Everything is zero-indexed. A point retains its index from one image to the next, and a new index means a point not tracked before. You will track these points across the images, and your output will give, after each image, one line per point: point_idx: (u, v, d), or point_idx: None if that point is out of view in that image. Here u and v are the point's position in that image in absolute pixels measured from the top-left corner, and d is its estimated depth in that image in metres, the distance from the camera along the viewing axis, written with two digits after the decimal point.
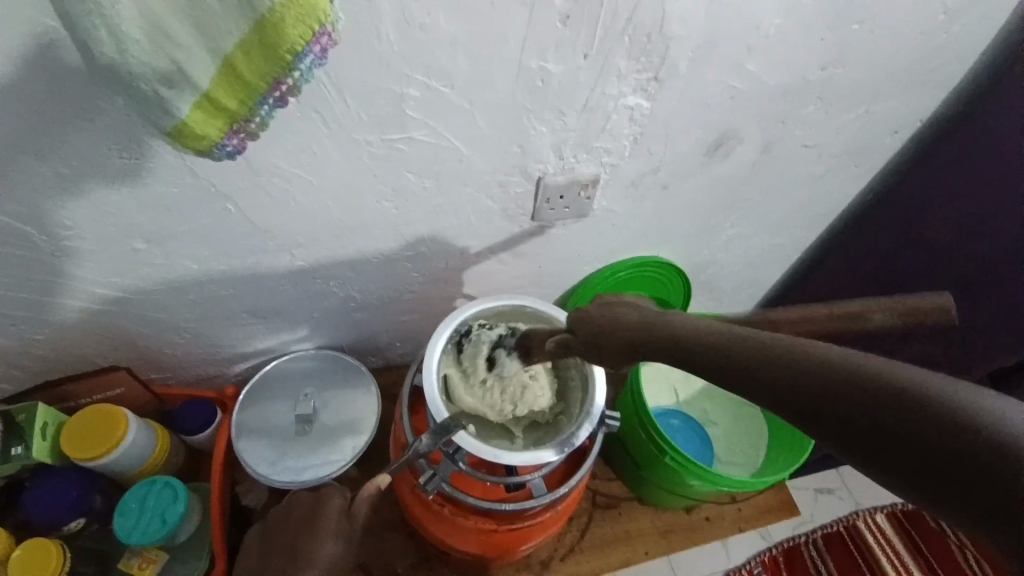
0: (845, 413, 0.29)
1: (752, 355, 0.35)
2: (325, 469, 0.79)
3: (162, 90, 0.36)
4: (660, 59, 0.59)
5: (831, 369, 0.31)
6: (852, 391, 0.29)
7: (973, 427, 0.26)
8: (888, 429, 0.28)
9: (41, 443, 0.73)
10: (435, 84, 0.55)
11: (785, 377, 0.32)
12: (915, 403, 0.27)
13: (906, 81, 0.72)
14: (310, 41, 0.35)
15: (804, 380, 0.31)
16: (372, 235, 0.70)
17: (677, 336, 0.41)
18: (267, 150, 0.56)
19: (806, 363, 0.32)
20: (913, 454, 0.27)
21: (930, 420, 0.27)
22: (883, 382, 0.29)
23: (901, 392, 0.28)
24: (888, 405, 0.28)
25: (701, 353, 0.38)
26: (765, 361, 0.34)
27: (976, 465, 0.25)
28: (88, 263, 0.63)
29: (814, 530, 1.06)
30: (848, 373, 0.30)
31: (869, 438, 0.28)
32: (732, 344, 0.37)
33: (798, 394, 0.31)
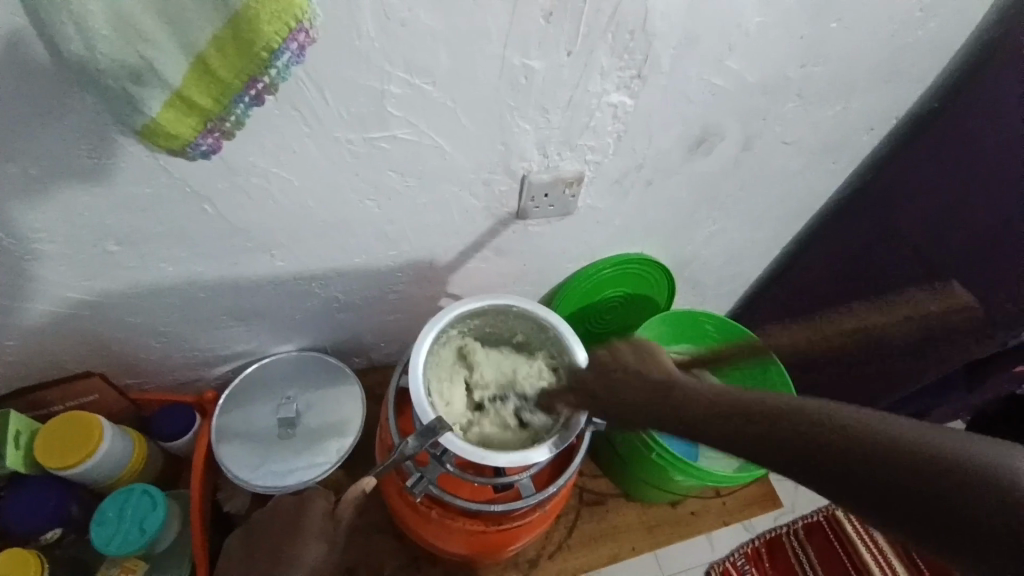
0: (902, 488, 0.37)
1: (820, 436, 0.41)
2: (310, 473, 0.78)
3: (130, 87, 0.35)
4: (643, 56, 0.59)
5: (919, 446, 0.38)
6: (937, 466, 0.37)
7: (989, 473, 0.36)
8: (894, 482, 0.38)
9: (16, 452, 0.70)
10: (417, 81, 0.54)
11: (866, 457, 0.39)
12: (959, 472, 0.37)
13: (885, 78, 0.73)
14: (287, 38, 0.34)
15: (867, 455, 0.39)
16: (353, 235, 0.69)
17: (759, 407, 0.44)
18: (246, 148, 0.55)
19: (887, 438, 0.39)
20: (935, 516, 0.36)
21: (962, 482, 0.36)
22: (895, 442, 0.39)
23: (956, 453, 0.37)
24: (940, 472, 0.37)
25: (789, 429, 0.42)
26: (852, 438, 0.40)
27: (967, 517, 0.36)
28: (59, 265, 0.61)
29: (794, 521, 1.09)
30: (922, 446, 0.38)
31: (873, 500, 0.38)
32: (820, 417, 0.42)
33: (881, 471, 0.38)
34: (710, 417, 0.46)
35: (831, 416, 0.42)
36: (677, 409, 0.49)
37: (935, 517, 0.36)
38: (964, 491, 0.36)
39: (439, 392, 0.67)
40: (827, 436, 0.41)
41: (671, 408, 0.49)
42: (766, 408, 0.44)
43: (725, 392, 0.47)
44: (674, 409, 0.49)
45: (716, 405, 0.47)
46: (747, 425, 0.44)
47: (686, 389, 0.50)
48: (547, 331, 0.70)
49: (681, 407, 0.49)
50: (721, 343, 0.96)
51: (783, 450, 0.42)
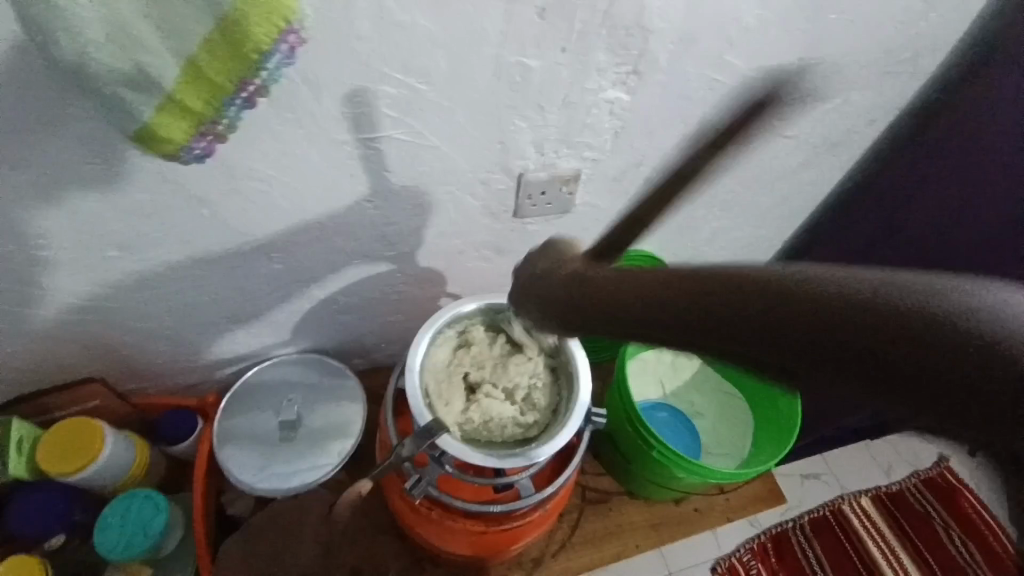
0: (844, 346, 0.28)
1: (787, 294, 0.31)
2: (311, 475, 0.78)
3: (122, 91, 0.35)
4: (639, 52, 0.59)
5: (912, 303, 0.27)
6: (880, 319, 0.27)
7: (961, 318, 0.25)
8: (878, 354, 0.27)
9: (18, 459, 0.70)
10: (412, 81, 0.54)
11: (828, 320, 0.29)
12: (948, 319, 0.25)
13: (884, 71, 0.73)
14: (277, 40, 0.34)
15: (816, 314, 0.29)
16: (352, 236, 0.69)
17: (707, 283, 0.36)
18: (242, 151, 0.55)
19: (827, 296, 0.29)
20: (927, 374, 0.25)
21: (975, 344, 0.24)
22: (847, 304, 0.29)
23: (913, 302, 0.27)
24: (880, 328, 0.27)
25: (736, 293, 0.34)
26: (810, 299, 0.30)
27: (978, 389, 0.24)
28: (59, 273, 0.61)
29: (801, 515, 1.08)
30: (907, 291, 0.28)
31: (839, 374, 0.28)
32: (760, 289, 0.33)
33: (851, 339, 0.28)
34: (655, 300, 0.39)
35: (802, 277, 0.32)
36: (615, 303, 0.42)
37: (922, 376, 0.26)
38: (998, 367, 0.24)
39: (437, 395, 0.66)
40: (774, 298, 0.32)
41: (618, 300, 0.42)
42: (714, 279, 0.36)
43: (656, 284, 0.40)
44: (615, 301, 0.42)
45: (665, 292, 0.38)
46: (688, 306, 0.36)
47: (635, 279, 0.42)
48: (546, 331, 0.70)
49: (630, 314, 0.41)
50: None
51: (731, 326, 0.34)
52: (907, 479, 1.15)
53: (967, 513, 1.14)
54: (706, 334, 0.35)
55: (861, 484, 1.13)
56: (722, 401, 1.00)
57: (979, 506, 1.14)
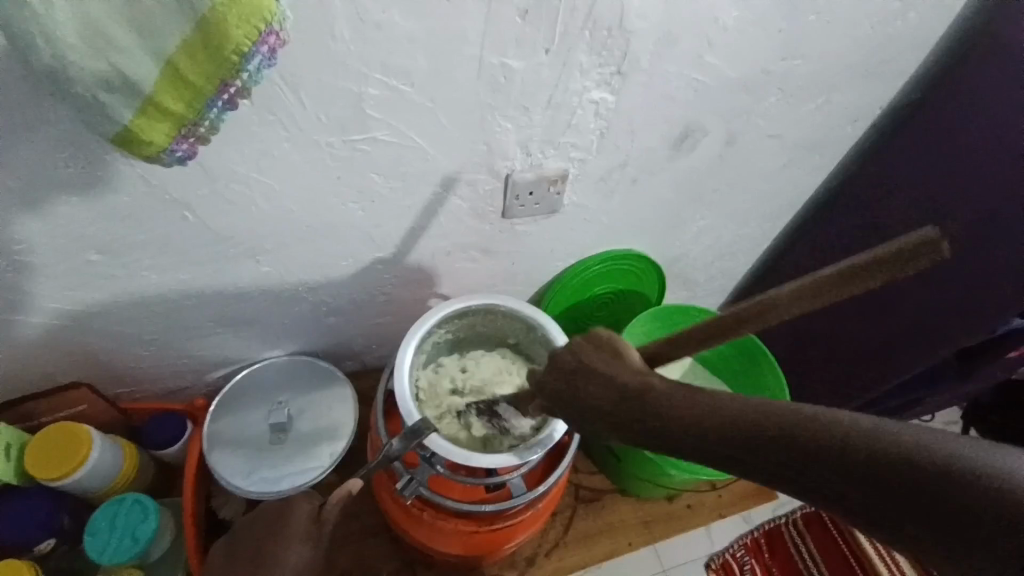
0: (902, 495, 0.32)
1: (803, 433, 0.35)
2: (303, 478, 0.78)
3: (103, 96, 0.35)
4: (621, 53, 0.59)
5: (924, 452, 0.33)
6: (942, 477, 0.32)
7: (980, 479, 0.32)
8: (905, 497, 0.32)
9: (6, 464, 0.70)
10: (395, 83, 0.54)
11: (826, 453, 0.34)
12: (919, 468, 0.32)
13: (865, 70, 0.73)
14: (256, 40, 0.34)
15: (868, 461, 0.33)
16: (339, 239, 0.69)
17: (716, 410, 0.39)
18: (226, 152, 0.55)
19: (859, 444, 0.34)
20: (939, 506, 0.32)
21: (957, 483, 0.32)
22: (836, 434, 0.35)
23: (927, 456, 0.32)
24: (911, 472, 0.32)
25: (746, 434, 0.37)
26: (878, 447, 0.33)
27: (975, 523, 0.31)
28: (44, 277, 0.61)
29: (793, 511, 1.07)
30: (918, 448, 0.33)
31: (893, 516, 0.32)
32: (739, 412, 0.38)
33: (890, 481, 0.33)
34: (681, 418, 0.40)
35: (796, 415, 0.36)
36: (679, 408, 0.40)
37: (966, 519, 0.31)
38: (984, 514, 0.31)
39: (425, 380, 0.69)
40: (832, 437, 0.35)
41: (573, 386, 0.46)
42: (745, 409, 0.38)
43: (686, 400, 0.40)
44: (666, 424, 0.40)
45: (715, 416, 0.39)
46: (729, 430, 0.38)
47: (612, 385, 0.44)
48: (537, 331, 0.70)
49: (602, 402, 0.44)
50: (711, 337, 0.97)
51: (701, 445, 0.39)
52: None
53: None
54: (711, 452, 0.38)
55: None
56: None
57: None
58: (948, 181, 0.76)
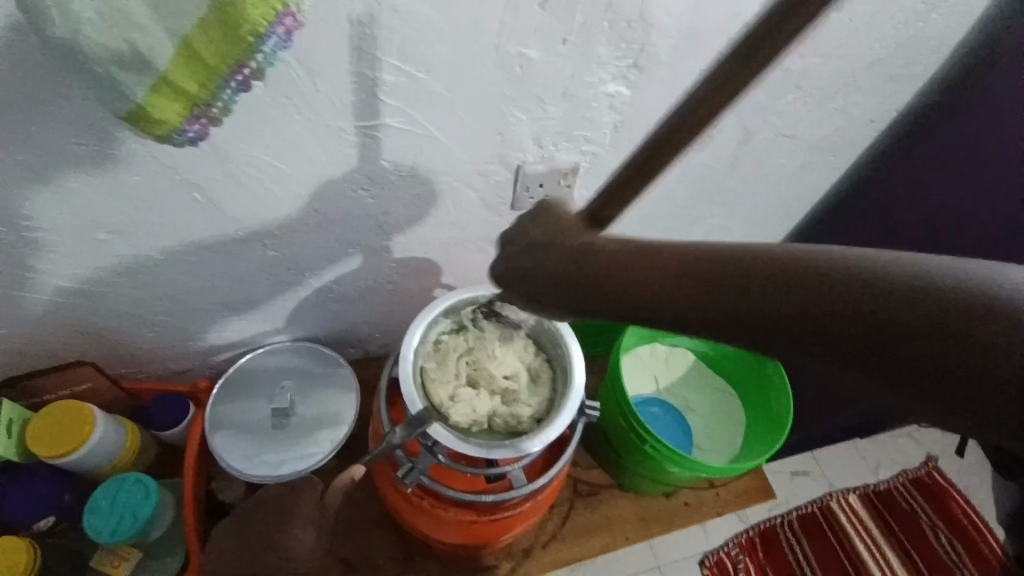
0: (904, 335, 0.31)
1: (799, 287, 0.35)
2: (304, 463, 0.78)
3: (115, 71, 0.34)
4: (640, 46, 0.58)
5: (938, 296, 0.31)
6: (928, 314, 0.31)
7: (988, 306, 0.30)
8: (927, 348, 0.31)
9: (7, 440, 0.70)
10: (411, 70, 0.53)
11: (834, 307, 0.33)
12: (940, 313, 0.31)
13: (884, 71, 0.72)
14: (273, 23, 0.34)
15: (841, 298, 0.33)
16: (347, 225, 0.69)
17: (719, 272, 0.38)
18: (238, 135, 0.54)
19: (865, 291, 0.33)
20: (929, 357, 0.31)
21: (980, 324, 0.30)
22: (839, 276, 0.34)
23: (934, 297, 0.31)
24: (921, 325, 0.31)
25: (752, 299, 0.36)
26: (852, 284, 0.33)
27: (977, 375, 0.30)
28: (51, 255, 0.61)
29: (789, 512, 1.09)
30: (929, 288, 0.32)
31: (892, 369, 0.32)
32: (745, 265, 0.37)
33: (901, 326, 0.32)
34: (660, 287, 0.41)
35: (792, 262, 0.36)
36: (657, 284, 0.41)
37: (964, 362, 0.30)
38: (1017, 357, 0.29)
39: (434, 364, 0.68)
40: (815, 282, 0.34)
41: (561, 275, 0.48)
42: (749, 264, 0.37)
43: (693, 259, 0.40)
44: (659, 301, 0.40)
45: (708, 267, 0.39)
46: (728, 306, 0.37)
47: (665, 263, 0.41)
48: (543, 324, 0.70)
49: (642, 277, 0.42)
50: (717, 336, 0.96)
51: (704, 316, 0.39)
52: (895, 479, 1.16)
53: (953, 512, 1.14)
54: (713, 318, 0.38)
55: (850, 481, 1.14)
56: (715, 396, 1.01)
57: (965, 506, 1.15)
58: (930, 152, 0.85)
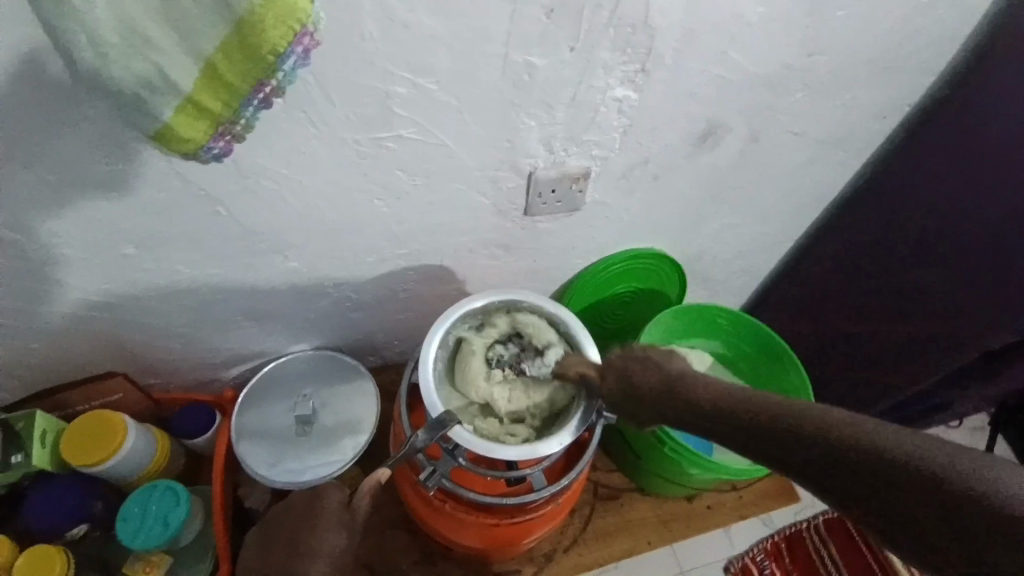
0: (919, 477, 0.45)
1: (821, 419, 0.49)
2: (327, 469, 0.80)
3: (144, 95, 0.37)
4: (645, 50, 0.59)
5: (889, 457, 0.46)
6: (999, 509, 0.43)
7: (993, 501, 0.43)
8: (882, 487, 0.46)
9: (42, 450, 0.73)
10: (422, 81, 0.55)
11: (820, 448, 0.48)
12: (876, 476, 0.46)
13: (893, 66, 0.72)
14: (292, 42, 0.35)
15: (858, 465, 0.47)
16: (364, 235, 0.70)
17: (780, 430, 0.50)
18: (258, 148, 0.56)
19: (846, 434, 0.48)
20: (874, 499, 0.46)
21: (975, 504, 0.43)
22: (841, 438, 0.48)
23: (892, 458, 0.46)
24: (869, 461, 0.46)
25: (796, 437, 0.50)
26: (846, 445, 0.47)
27: (941, 515, 0.44)
28: (81, 269, 0.63)
29: (816, 515, 1.06)
30: (909, 461, 0.45)
31: (886, 490, 0.45)
32: (822, 420, 0.49)
33: (890, 478, 0.45)
34: (775, 420, 0.51)
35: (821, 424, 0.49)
36: (707, 403, 0.55)
37: (954, 524, 0.43)
38: (989, 526, 0.42)
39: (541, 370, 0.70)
40: (785, 426, 0.50)
41: (689, 407, 0.56)
42: (802, 420, 0.50)
43: (784, 427, 0.50)
44: (687, 404, 0.56)
45: (847, 453, 0.47)
46: (789, 437, 0.50)
47: (709, 390, 0.56)
48: (558, 327, 0.71)
49: (721, 420, 0.54)
50: (735, 338, 0.96)
51: (731, 435, 0.53)
52: None
53: None
54: (794, 467, 0.50)
55: None
56: None
57: None
58: (968, 173, 0.76)
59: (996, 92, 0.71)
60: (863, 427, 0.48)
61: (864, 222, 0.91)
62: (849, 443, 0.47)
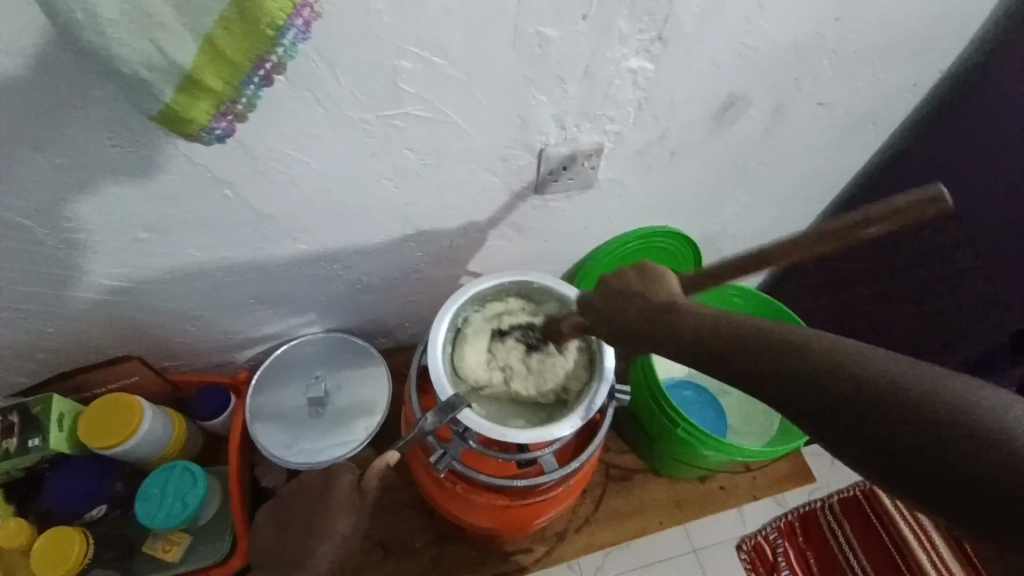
0: (918, 439, 0.32)
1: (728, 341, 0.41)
2: (341, 451, 0.80)
3: (147, 76, 0.35)
4: (663, 19, 0.57)
5: (929, 400, 0.33)
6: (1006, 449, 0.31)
7: (995, 433, 0.31)
8: (916, 442, 0.32)
9: (59, 433, 0.73)
10: (430, 56, 0.53)
11: (848, 393, 0.35)
12: (894, 412, 0.33)
13: (922, 33, 0.69)
14: (291, 15, 0.34)
15: (895, 411, 0.33)
16: (373, 217, 0.69)
17: (752, 346, 0.40)
18: (264, 129, 0.55)
19: (816, 360, 0.36)
20: (865, 445, 0.34)
21: (992, 447, 0.31)
22: (864, 379, 0.35)
23: (946, 409, 0.32)
24: (886, 412, 0.33)
25: (775, 364, 0.38)
26: (898, 398, 0.33)
27: (938, 457, 0.32)
28: (94, 255, 0.63)
29: (830, 495, 1.05)
30: (883, 382, 0.34)
31: (865, 438, 0.34)
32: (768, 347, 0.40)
33: (883, 417, 0.33)
34: (778, 372, 0.38)
35: (865, 360, 0.35)
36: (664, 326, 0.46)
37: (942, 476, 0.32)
38: (969, 465, 0.31)
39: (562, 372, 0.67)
40: (763, 363, 0.39)
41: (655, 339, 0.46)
42: (833, 358, 0.36)
43: (768, 342, 0.39)
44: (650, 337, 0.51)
45: (763, 379, 0.38)
46: (776, 382, 0.38)
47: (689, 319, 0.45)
48: (569, 308, 0.70)
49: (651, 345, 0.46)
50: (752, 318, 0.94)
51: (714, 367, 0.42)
52: None
53: None
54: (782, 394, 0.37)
55: None
56: None
57: None
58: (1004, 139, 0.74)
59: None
60: (880, 357, 0.35)
61: (884, 197, 0.89)
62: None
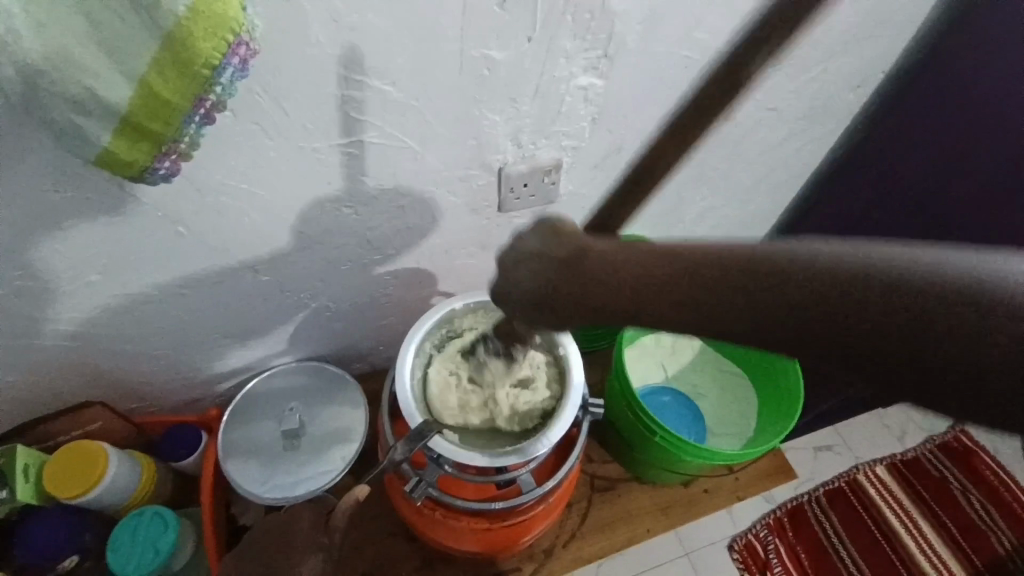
0: (903, 332, 0.34)
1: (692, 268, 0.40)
2: (319, 482, 0.78)
3: (78, 120, 0.35)
4: (607, 36, 0.58)
5: (882, 288, 0.34)
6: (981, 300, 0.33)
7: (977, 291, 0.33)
8: (885, 334, 0.34)
9: (25, 485, 0.71)
10: (378, 83, 0.53)
11: (794, 296, 0.36)
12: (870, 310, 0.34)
13: (861, 36, 0.71)
14: (227, 53, 0.34)
15: (842, 312, 0.35)
16: (336, 244, 0.69)
17: (706, 274, 0.39)
18: (215, 164, 0.54)
19: (780, 279, 0.37)
20: (836, 344, 0.36)
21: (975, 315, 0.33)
22: (815, 283, 0.36)
23: (908, 285, 0.34)
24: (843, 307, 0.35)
25: (736, 290, 0.38)
26: (853, 292, 0.35)
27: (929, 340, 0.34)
28: (47, 302, 0.61)
29: (815, 488, 1.08)
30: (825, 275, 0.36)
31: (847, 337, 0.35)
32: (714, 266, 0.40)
33: (863, 314, 0.35)
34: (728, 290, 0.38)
35: (805, 263, 0.37)
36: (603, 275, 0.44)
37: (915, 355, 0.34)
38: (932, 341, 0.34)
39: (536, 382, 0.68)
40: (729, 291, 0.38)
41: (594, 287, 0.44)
42: (758, 264, 0.38)
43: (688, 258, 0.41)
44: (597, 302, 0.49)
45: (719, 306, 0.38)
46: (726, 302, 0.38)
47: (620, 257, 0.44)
48: None
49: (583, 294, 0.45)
50: None
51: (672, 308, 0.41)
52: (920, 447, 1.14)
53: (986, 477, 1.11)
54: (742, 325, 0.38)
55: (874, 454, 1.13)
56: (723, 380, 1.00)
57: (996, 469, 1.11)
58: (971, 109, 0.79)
59: (997, 40, 0.72)
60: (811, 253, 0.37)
61: (857, 179, 0.95)
62: (640, 293, 0.42)
